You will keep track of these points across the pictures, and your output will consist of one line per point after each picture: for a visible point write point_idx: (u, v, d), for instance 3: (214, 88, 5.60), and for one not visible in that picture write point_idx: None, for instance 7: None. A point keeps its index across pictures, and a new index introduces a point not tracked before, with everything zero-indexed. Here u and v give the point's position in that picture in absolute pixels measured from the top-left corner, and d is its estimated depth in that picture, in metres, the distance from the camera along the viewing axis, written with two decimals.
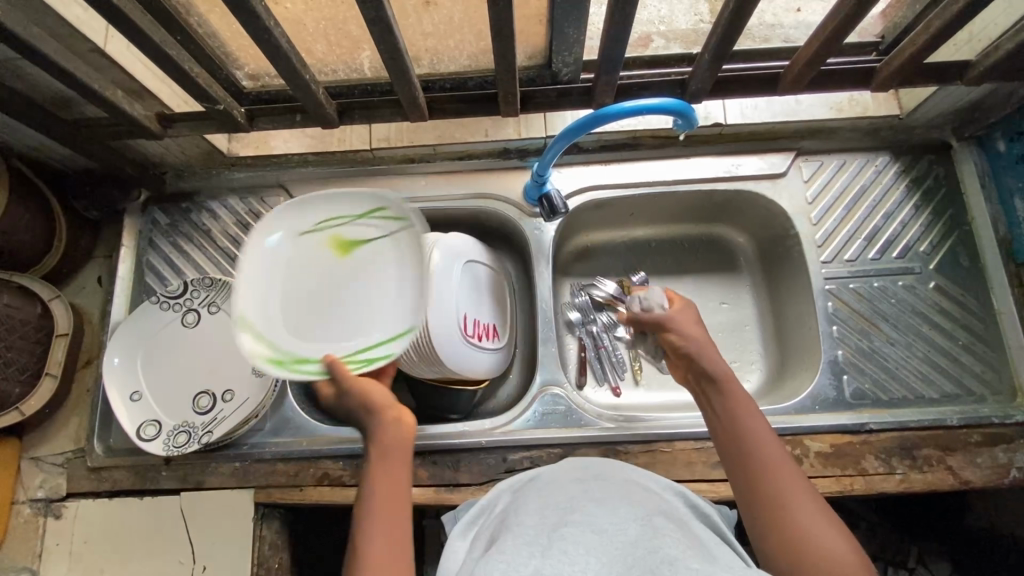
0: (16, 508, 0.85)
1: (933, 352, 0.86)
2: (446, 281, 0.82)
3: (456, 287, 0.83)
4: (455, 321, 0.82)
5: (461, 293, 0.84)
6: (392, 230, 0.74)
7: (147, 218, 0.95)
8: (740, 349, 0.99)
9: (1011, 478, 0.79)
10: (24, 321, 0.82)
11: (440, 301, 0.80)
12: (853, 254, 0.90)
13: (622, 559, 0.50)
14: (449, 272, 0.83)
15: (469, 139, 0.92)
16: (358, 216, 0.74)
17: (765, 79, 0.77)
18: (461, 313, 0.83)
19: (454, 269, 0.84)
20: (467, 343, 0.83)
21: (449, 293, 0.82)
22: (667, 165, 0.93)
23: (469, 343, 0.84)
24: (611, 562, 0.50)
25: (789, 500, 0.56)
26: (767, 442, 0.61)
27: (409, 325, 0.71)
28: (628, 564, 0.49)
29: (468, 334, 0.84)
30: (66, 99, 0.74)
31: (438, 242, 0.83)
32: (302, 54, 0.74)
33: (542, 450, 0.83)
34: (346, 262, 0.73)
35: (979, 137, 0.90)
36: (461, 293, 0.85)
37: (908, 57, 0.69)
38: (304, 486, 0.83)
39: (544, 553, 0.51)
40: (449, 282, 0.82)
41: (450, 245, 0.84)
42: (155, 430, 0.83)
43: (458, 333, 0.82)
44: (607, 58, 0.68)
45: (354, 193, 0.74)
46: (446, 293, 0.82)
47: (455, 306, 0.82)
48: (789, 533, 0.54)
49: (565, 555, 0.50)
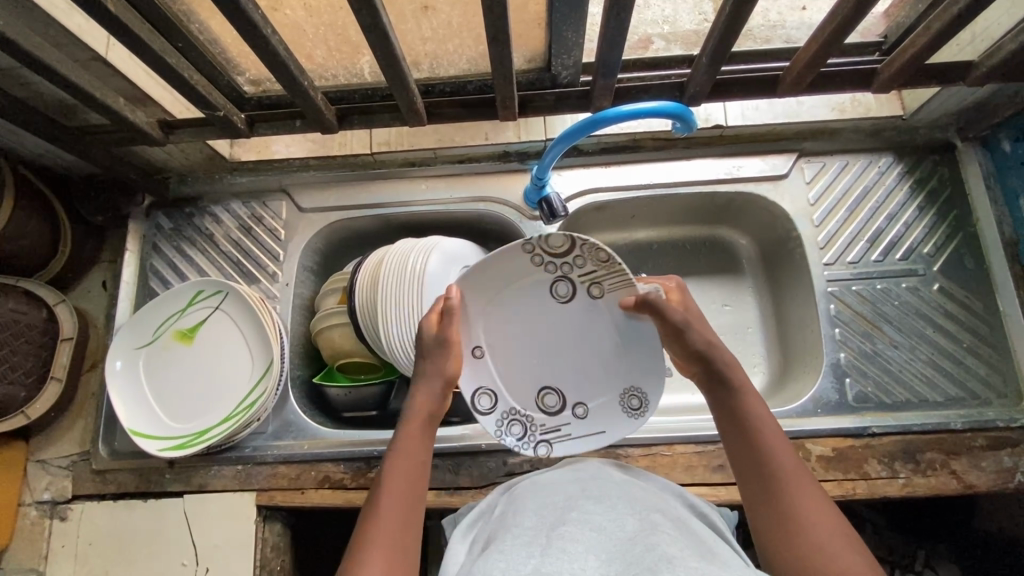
0: (23, 510, 0.86)
1: (938, 356, 0.85)
2: (523, 317, 0.74)
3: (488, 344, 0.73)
4: (569, 368, 0.74)
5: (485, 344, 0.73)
6: (217, 305, 0.88)
7: (151, 223, 0.96)
8: (743, 352, 0.98)
9: (1016, 482, 0.78)
10: (30, 326, 0.84)
11: (602, 325, 0.72)
12: (856, 256, 0.89)
13: (620, 556, 0.49)
14: (524, 306, 0.73)
15: (470, 142, 0.93)
16: (184, 310, 0.88)
17: (765, 81, 0.77)
18: (509, 381, 0.74)
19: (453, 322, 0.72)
20: (497, 429, 0.73)
21: (508, 346, 0.74)
22: (667, 168, 0.92)
23: (521, 418, 0.74)
24: (608, 561, 0.49)
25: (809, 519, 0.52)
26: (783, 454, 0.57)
27: (270, 361, 0.84)
28: (625, 561, 0.49)
29: (552, 395, 0.74)
30: (69, 107, 0.75)
31: (552, 253, 0.70)
32: (303, 59, 0.74)
33: (542, 453, 0.83)
34: (194, 346, 0.87)
35: (984, 138, 0.89)
36: (493, 348, 0.73)
37: (910, 57, 0.69)
38: (305, 489, 0.84)
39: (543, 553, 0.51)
40: (547, 313, 0.73)
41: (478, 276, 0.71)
42: (161, 431, 0.84)
43: (574, 383, 0.74)
44: (604, 62, 0.68)
45: (170, 295, 0.87)
46: (560, 325, 0.73)
47: (530, 364, 0.74)
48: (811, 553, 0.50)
49: (564, 553, 0.50)
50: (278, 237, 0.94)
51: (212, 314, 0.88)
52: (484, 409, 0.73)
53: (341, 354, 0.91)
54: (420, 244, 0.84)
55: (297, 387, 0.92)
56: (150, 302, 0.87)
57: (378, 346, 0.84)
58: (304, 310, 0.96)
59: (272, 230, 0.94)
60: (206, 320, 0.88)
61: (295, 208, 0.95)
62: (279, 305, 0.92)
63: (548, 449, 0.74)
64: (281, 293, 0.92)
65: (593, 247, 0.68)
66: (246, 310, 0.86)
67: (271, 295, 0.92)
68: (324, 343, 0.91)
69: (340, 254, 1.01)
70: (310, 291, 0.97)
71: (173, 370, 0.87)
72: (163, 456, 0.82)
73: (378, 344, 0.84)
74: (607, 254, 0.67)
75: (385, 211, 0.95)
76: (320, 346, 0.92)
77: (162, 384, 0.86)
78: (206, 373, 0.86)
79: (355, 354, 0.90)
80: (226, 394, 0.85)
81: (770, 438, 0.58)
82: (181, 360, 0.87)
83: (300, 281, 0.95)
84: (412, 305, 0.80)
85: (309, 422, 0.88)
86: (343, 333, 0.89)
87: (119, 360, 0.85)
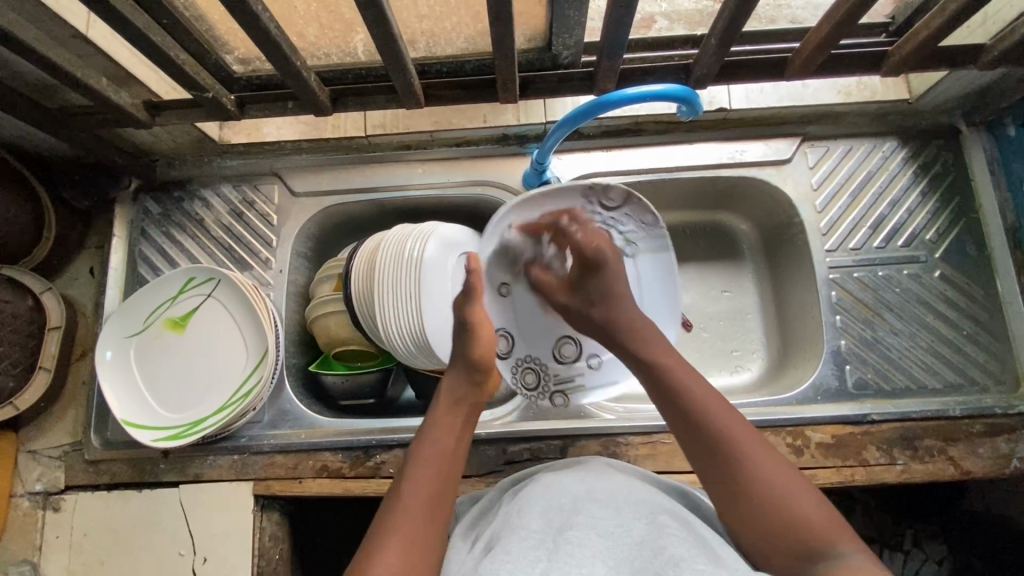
0: (15, 501, 0.85)
1: (938, 343, 0.85)
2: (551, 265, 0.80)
3: (514, 282, 0.80)
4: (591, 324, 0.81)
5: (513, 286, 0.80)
6: (209, 292, 0.86)
7: (138, 207, 0.93)
8: (742, 338, 0.98)
9: (1012, 468, 0.79)
10: (15, 315, 0.82)
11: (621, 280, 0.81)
12: (858, 242, 0.89)
13: (630, 564, 0.50)
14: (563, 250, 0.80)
15: (469, 125, 0.90)
16: (175, 298, 0.86)
17: (773, 64, 0.74)
18: (530, 333, 0.81)
19: (492, 256, 0.79)
20: (511, 375, 0.81)
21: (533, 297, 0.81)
22: (669, 152, 0.91)
23: (535, 366, 0.82)
24: (618, 565, 0.50)
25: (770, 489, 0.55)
26: (720, 413, 0.60)
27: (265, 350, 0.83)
28: (635, 567, 0.50)
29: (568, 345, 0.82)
30: (50, 87, 0.72)
31: (605, 204, 0.76)
32: (293, 37, 0.71)
33: (542, 442, 0.83)
34: (185, 335, 0.85)
35: (989, 122, 0.88)
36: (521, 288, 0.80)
37: (923, 39, 0.67)
38: (303, 478, 0.83)
39: (551, 559, 0.51)
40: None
41: (526, 214, 0.77)
42: (155, 421, 0.82)
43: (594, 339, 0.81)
44: (609, 42, 0.65)
45: (161, 282, 0.85)
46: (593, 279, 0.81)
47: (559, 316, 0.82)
48: (783, 523, 0.54)
49: (572, 559, 0.50)
50: (270, 222, 0.92)
51: (204, 302, 0.86)
52: (501, 352, 0.80)
53: (337, 342, 0.89)
54: (419, 229, 0.82)
55: (294, 375, 0.90)
56: (134, 294, 0.85)
57: (375, 334, 0.83)
58: (299, 298, 0.94)
59: (264, 215, 0.92)
60: (197, 309, 0.86)
61: (287, 192, 0.93)
62: (273, 292, 0.90)
63: (563, 398, 0.84)
64: (274, 280, 0.91)
65: (641, 206, 0.77)
66: (240, 298, 0.84)
67: (265, 283, 0.90)
68: (319, 330, 0.89)
69: (334, 239, 0.99)
70: (304, 278, 0.95)
71: (163, 359, 0.85)
72: (158, 447, 0.81)
73: (375, 332, 0.82)
74: (653, 216, 0.77)
75: (380, 196, 0.92)
76: (315, 333, 0.90)
77: (153, 375, 0.84)
78: (198, 362, 0.85)
79: (352, 342, 0.89)
80: (221, 384, 0.83)
81: (721, 424, 0.59)
82: (172, 350, 0.85)
83: (293, 267, 0.93)
84: (410, 292, 0.78)
85: (307, 411, 0.87)
86: (339, 321, 0.88)
87: (109, 350, 0.83)
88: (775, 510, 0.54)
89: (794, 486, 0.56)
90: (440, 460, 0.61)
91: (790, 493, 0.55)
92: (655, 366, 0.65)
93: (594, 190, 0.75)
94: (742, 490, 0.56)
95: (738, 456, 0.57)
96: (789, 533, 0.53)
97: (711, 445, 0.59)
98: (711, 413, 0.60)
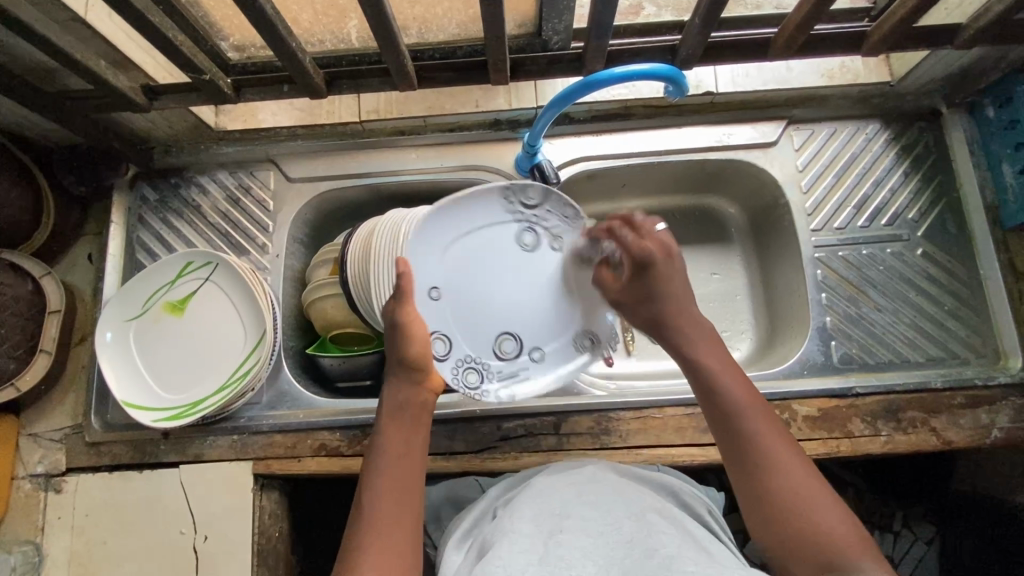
0: (16, 483, 0.86)
1: (921, 319, 0.88)
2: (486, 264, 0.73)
3: (447, 285, 0.71)
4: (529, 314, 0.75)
5: (443, 286, 0.71)
6: (207, 276, 0.87)
7: (136, 194, 0.94)
8: (731, 319, 1.00)
9: (992, 438, 0.81)
10: (16, 298, 0.83)
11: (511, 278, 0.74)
12: (843, 221, 0.91)
13: (618, 563, 0.52)
14: (489, 249, 0.74)
15: (462, 109, 0.92)
16: (173, 281, 0.87)
17: (757, 45, 0.76)
18: (471, 331, 0.72)
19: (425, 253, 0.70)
20: (453, 375, 0.70)
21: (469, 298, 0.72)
22: (659, 136, 0.93)
23: (477, 365, 0.72)
24: (607, 565, 0.52)
25: (799, 496, 0.57)
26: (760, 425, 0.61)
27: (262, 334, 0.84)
28: (624, 567, 0.51)
29: (509, 341, 0.74)
30: (49, 71, 0.73)
31: (526, 203, 0.74)
32: (288, 22, 0.73)
33: (537, 419, 0.84)
34: (183, 318, 0.87)
35: (970, 103, 0.91)
36: (453, 292, 0.71)
37: (899, 19, 0.69)
38: (302, 457, 0.84)
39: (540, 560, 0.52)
40: (518, 262, 0.75)
41: (451, 209, 0.70)
42: (154, 402, 0.84)
43: (532, 331, 0.75)
44: (596, 23, 0.67)
45: (160, 266, 0.86)
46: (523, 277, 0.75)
47: (503, 315, 0.74)
48: (804, 529, 0.55)
49: (563, 560, 0.52)
50: (266, 208, 0.93)
51: (201, 286, 0.87)
52: (439, 355, 0.69)
53: (335, 325, 0.91)
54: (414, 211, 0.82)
55: (291, 357, 0.92)
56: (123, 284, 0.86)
57: (370, 315, 0.84)
58: (295, 282, 0.95)
59: (260, 201, 0.93)
60: (194, 293, 0.87)
61: (283, 178, 0.94)
62: (270, 276, 0.92)
63: None
64: (271, 265, 0.92)
65: (563, 202, 0.74)
66: (237, 281, 0.86)
67: (261, 267, 0.92)
68: (317, 313, 0.91)
69: (330, 225, 1.01)
70: (301, 263, 0.96)
71: (160, 344, 0.86)
72: (158, 426, 0.83)
73: (370, 313, 0.83)
74: (575, 209, 0.74)
75: (374, 181, 0.94)
76: (313, 316, 0.92)
77: (151, 357, 0.85)
78: (196, 344, 0.86)
79: (349, 325, 0.90)
80: (219, 367, 0.85)
81: (759, 434, 0.61)
82: (170, 334, 0.86)
83: (290, 252, 0.94)
84: None
85: (304, 393, 0.88)
86: (337, 304, 0.89)
87: (108, 332, 0.85)
88: (799, 517, 0.56)
89: (822, 499, 0.57)
90: (399, 486, 0.62)
91: (814, 509, 0.56)
92: (699, 366, 0.66)
93: (511, 190, 0.72)
94: (772, 496, 0.58)
95: (772, 463, 0.59)
96: (811, 543, 0.55)
97: (744, 450, 0.60)
98: (747, 419, 0.61)
